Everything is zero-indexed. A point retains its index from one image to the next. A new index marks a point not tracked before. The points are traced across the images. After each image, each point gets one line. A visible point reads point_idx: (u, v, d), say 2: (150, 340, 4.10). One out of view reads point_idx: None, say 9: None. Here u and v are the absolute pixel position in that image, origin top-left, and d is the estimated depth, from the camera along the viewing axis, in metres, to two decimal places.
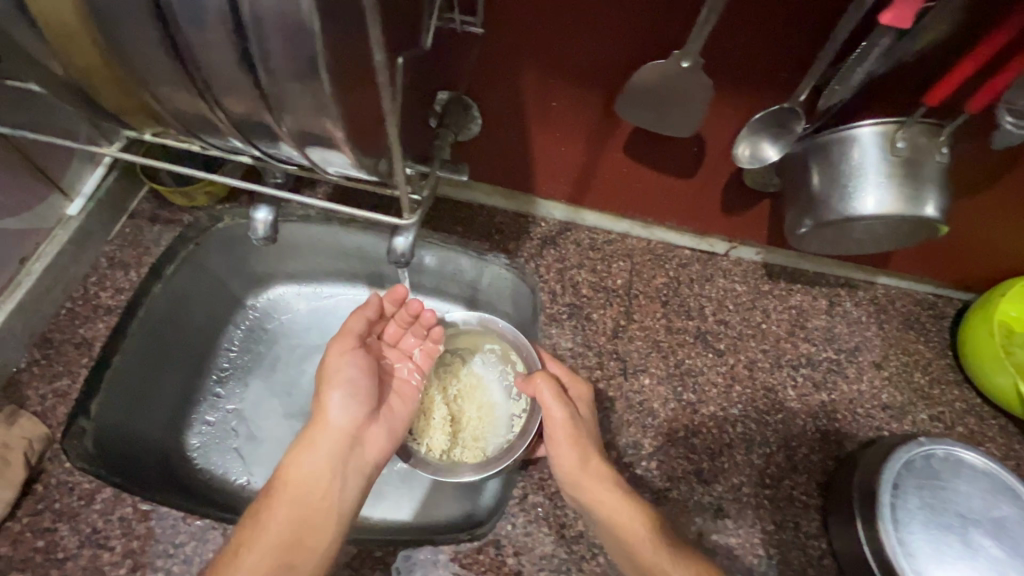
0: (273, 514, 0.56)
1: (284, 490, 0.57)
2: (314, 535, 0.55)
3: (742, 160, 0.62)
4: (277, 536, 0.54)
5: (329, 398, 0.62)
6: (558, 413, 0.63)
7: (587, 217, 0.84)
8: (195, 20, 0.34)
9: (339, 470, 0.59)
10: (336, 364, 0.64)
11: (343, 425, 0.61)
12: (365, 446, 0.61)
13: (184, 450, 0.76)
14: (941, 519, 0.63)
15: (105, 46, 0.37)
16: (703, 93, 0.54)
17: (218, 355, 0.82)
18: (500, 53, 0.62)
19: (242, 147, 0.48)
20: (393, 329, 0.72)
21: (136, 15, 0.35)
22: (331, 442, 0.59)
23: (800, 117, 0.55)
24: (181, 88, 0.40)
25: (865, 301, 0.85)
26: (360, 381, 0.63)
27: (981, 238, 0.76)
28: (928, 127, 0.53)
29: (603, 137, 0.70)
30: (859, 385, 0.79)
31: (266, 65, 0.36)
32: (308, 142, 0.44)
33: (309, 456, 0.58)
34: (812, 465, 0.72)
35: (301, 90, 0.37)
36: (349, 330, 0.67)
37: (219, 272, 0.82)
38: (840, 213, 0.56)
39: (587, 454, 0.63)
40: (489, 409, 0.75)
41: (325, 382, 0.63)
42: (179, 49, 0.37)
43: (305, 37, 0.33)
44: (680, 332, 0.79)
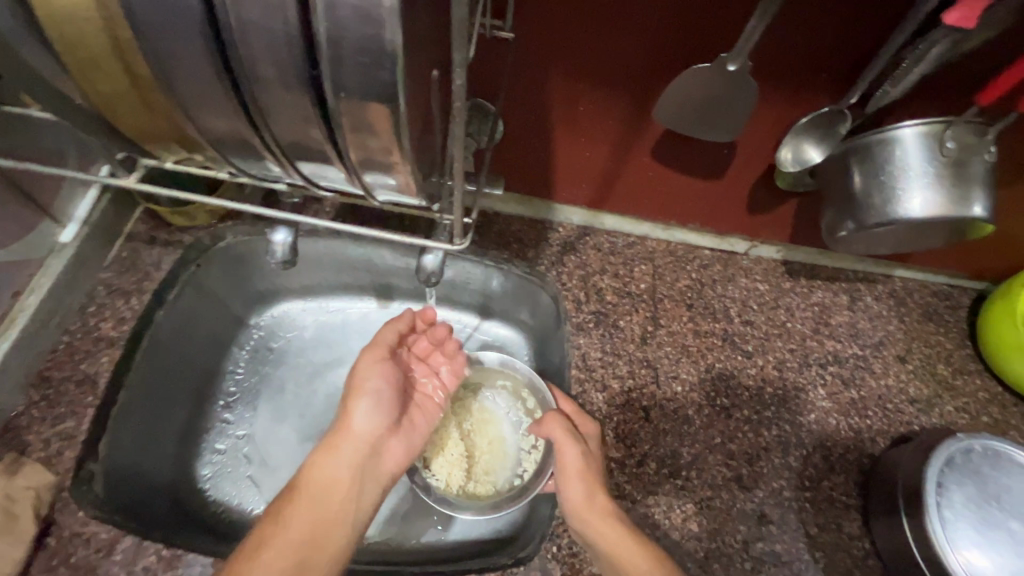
0: (290, 518, 0.55)
1: (302, 495, 0.56)
2: (329, 544, 0.54)
3: (785, 164, 0.60)
4: (294, 540, 0.53)
5: (358, 408, 0.61)
6: (572, 452, 0.61)
7: (606, 221, 0.83)
8: (254, 30, 0.29)
9: (359, 478, 0.58)
10: (366, 373, 0.63)
11: (366, 435, 0.60)
12: (383, 459, 0.61)
13: (195, 481, 0.82)
14: (986, 515, 0.60)
15: (139, 67, 0.32)
16: (749, 97, 0.52)
17: (224, 379, 0.88)
18: (527, 63, 0.59)
19: (285, 175, 0.42)
20: (423, 344, 0.70)
21: (179, 29, 0.29)
22: (352, 451, 0.59)
23: (844, 117, 0.54)
24: (223, 112, 0.34)
25: (883, 295, 0.84)
26: (386, 394, 0.63)
27: (1006, 228, 0.74)
28: (978, 124, 0.51)
29: (630, 142, 0.68)
30: (886, 380, 0.78)
31: (335, 87, 0.30)
32: (371, 169, 0.37)
33: (332, 462, 0.58)
34: (849, 465, 0.71)
35: (370, 115, 0.32)
36: (383, 340, 0.66)
37: (222, 293, 0.85)
38: (885, 217, 0.54)
39: (594, 492, 0.60)
40: (500, 443, 0.74)
41: (353, 391, 0.62)
42: (229, 67, 0.31)
43: (379, 60, 0.29)
44: (708, 335, 0.78)
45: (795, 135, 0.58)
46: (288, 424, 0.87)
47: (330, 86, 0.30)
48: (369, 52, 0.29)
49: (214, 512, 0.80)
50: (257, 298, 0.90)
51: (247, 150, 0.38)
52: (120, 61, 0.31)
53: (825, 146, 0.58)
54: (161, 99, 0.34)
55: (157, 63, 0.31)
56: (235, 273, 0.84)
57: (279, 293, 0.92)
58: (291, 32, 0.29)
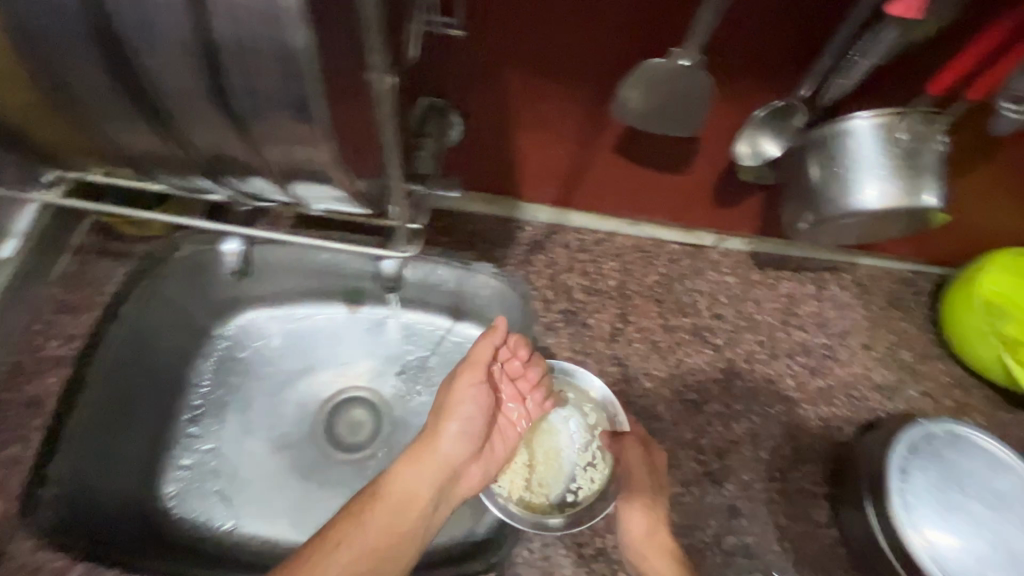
0: (371, 517, 0.58)
1: (385, 498, 0.59)
2: (395, 553, 0.57)
3: (743, 158, 0.61)
4: (371, 541, 0.57)
5: (450, 424, 0.62)
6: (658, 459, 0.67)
7: (575, 219, 0.82)
8: (147, 43, 0.31)
9: (436, 496, 0.60)
10: (464, 394, 0.64)
11: (450, 456, 0.61)
12: (460, 482, 0.62)
13: (161, 499, 0.79)
14: (947, 497, 0.61)
15: (45, 87, 0.34)
16: (705, 91, 0.51)
17: (189, 393, 0.85)
18: (482, 63, 0.58)
19: (212, 185, 0.45)
20: (518, 364, 0.67)
21: (77, 51, 0.32)
22: (436, 469, 0.61)
23: (800, 109, 0.54)
24: (136, 125, 0.37)
25: (849, 283, 0.85)
26: (478, 418, 0.63)
27: (967, 213, 0.75)
28: (927, 113, 0.51)
29: (591, 140, 0.67)
30: (852, 368, 0.79)
31: (243, 97, 0.33)
32: (297, 177, 0.39)
33: (417, 474, 0.60)
34: (817, 454, 0.71)
35: (285, 124, 0.34)
36: (480, 358, 0.64)
37: (184, 304, 0.82)
38: (842, 209, 0.54)
39: (655, 503, 0.64)
40: (557, 457, 0.68)
41: (446, 410, 0.63)
42: (126, 84, 0.33)
43: (291, 67, 0.30)
44: (677, 330, 0.78)
45: (752, 131, 0.59)
46: (258, 436, 0.85)
47: (234, 99, 0.33)
48: (274, 58, 0.30)
49: (183, 530, 0.78)
50: (219, 309, 0.87)
51: (168, 161, 0.41)
52: (25, 77, 0.34)
53: (782, 138, 0.58)
54: (72, 117, 0.37)
55: (61, 78, 0.34)
56: (194, 283, 0.82)
57: (242, 304, 0.88)
58: (185, 40, 0.30)
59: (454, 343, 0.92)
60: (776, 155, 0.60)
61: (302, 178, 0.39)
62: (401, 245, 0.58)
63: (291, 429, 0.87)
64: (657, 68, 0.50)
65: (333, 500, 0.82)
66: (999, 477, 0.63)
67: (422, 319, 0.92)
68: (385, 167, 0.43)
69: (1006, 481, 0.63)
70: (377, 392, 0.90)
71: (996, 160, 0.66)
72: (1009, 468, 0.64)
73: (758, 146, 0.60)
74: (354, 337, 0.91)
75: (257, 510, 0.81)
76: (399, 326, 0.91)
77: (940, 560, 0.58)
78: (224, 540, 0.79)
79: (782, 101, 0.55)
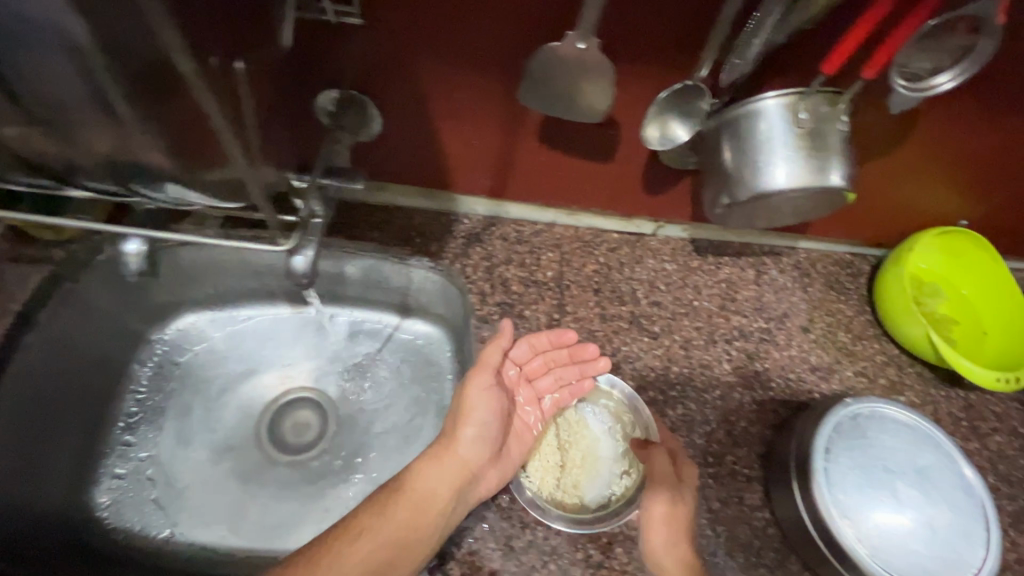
0: (393, 509, 0.58)
1: (405, 493, 0.59)
2: (413, 548, 0.57)
3: (653, 142, 0.60)
4: (391, 533, 0.57)
5: (468, 427, 0.62)
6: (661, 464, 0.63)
7: (511, 210, 0.81)
8: None
9: (455, 497, 0.60)
10: (478, 400, 0.62)
11: (470, 456, 0.61)
12: (478, 483, 0.62)
13: (94, 511, 0.77)
14: (871, 476, 0.61)
15: None
16: (605, 74, 0.52)
17: (124, 400, 0.83)
18: (390, 54, 0.57)
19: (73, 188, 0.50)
20: (535, 364, 0.70)
21: None
22: (455, 467, 0.60)
23: (703, 91, 0.54)
24: None
25: (788, 267, 0.86)
26: (491, 423, 0.63)
27: (895, 195, 0.75)
28: (828, 95, 0.52)
29: (513, 130, 0.66)
30: (789, 351, 0.79)
31: (46, 94, 0.37)
32: (129, 170, 0.43)
33: (438, 472, 0.60)
34: (751, 437, 0.71)
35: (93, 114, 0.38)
36: (489, 362, 0.64)
37: (116, 309, 0.80)
38: (752, 191, 0.54)
39: (677, 503, 0.61)
40: (594, 459, 0.67)
41: (463, 413, 0.62)
42: None
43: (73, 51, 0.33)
44: (615, 319, 0.77)
45: (660, 116, 0.58)
46: (198, 442, 0.84)
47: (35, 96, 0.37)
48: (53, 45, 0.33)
49: (117, 540, 0.77)
50: (156, 313, 0.85)
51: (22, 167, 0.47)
52: None
53: (690, 122, 0.57)
54: None
55: None
56: (128, 289, 0.80)
57: (181, 306, 0.86)
58: None
59: (403, 340, 0.90)
60: (686, 139, 0.59)
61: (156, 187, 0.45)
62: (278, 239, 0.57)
63: (233, 433, 0.85)
64: (557, 51, 0.50)
65: (279, 505, 0.80)
66: (924, 454, 0.63)
67: (366, 317, 0.90)
68: (249, 152, 0.44)
69: (930, 457, 0.63)
70: (322, 393, 0.88)
71: (912, 141, 0.66)
72: (934, 444, 0.64)
73: (668, 130, 0.59)
74: (299, 338, 0.90)
75: (195, 518, 0.79)
76: (346, 323, 0.91)
77: (861, 537, 0.59)
78: (161, 549, 0.77)
79: (681, 84, 0.55)
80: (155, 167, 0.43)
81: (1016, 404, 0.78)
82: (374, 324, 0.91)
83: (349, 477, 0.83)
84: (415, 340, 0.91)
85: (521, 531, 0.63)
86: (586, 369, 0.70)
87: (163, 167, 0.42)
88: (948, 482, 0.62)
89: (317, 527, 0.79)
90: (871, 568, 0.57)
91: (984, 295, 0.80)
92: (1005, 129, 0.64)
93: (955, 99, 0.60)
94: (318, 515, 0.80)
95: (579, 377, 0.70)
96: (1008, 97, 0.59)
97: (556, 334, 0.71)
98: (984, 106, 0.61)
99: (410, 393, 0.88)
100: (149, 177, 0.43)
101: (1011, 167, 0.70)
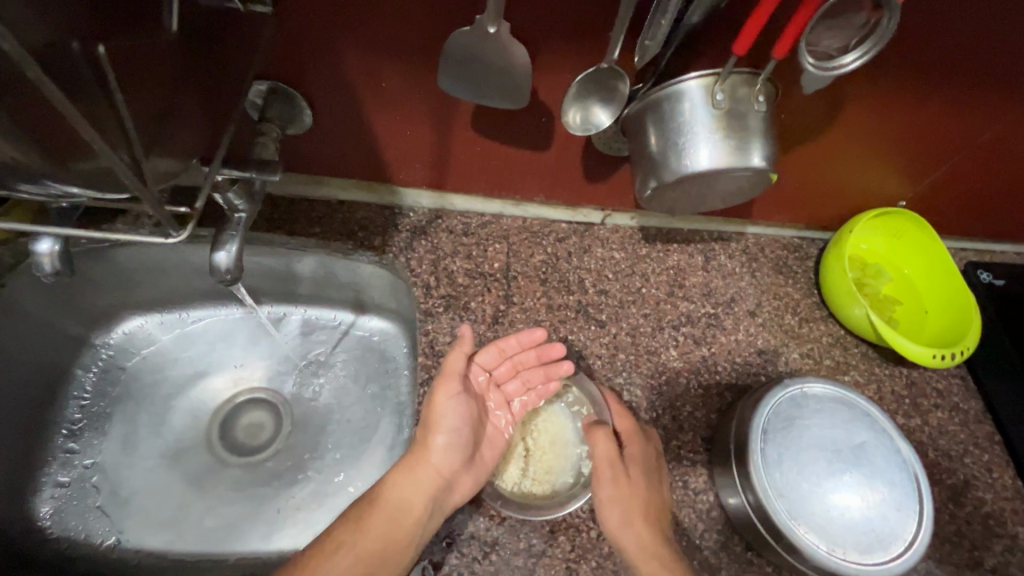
0: (370, 521, 0.60)
1: (381, 505, 0.61)
2: (392, 558, 0.58)
3: (574, 126, 0.59)
4: (369, 544, 0.58)
5: (438, 435, 0.63)
6: (602, 450, 0.63)
7: (456, 202, 0.81)
8: None
9: (431, 505, 0.60)
10: (446, 410, 0.64)
11: (443, 464, 0.62)
12: (454, 490, 0.62)
13: (34, 522, 0.74)
14: (808, 455, 0.61)
15: None
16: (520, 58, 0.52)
17: (68, 406, 0.80)
18: (311, 43, 0.57)
19: None
20: (504, 369, 0.70)
21: None
22: (427, 475, 0.61)
23: (619, 75, 0.54)
24: None
25: (737, 253, 0.86)
26: (462, 431, 0.64)
27: (834, 174, 0.77)
28: (745, 77, 0.52)
29: (446, 118, 0.66)
30: (737, 335, 0.79)
31: None
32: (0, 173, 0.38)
33: (411, 482, 0.61)
34: (696, 421, 0.72)
35: None
36: (456, 371, 0.64)
37: (51, 315, 0.77)
38: (676, 173, 0.53)
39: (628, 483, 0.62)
40: (562, 447, 0.68)
41: (432, 423, 0.64)
42: None
43: None
44: (561, 309, 0.77)
45: (582, 101, 0.58)
46: (144, 447, 0.81)
47: None
48: None
49: (58, 549, 0.74)
50: (97, 317, 0.82)
51: None
52: None
53: (611, 106, 0.58)
54: None
55: None
56: (65, 294, 0.76)
57: (124, 309, 0.83)
58: None
59: (359, 338, 0.88)
60: (608, 125, 0.59)
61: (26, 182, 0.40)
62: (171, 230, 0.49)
63: (181, 437, 0.83)
64: (466, 35, 0.50)
65: (232, 509, 0.79)
66: (860, 432, 0.64)
67: (317, 315, 0.88)
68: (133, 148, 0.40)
69: (865, 433, 0.64)
70: (275, 393, 0.87)
71: (840, 123, 0.67)
72: (870, 421, 0.65)
73: (590, 115, 0.59)
74: (249, 339, 0.88)
75: (142, 524, 0.77)
76: (299, 323, 0.88)
77: (796, 515, 0.59)
78: (106, 556, 0.75)
79: (597, 66, 0.55)
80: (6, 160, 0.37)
81: (956, 379, 0.80)
82: (328, 323, 0.88)
83: (303, 476, 0.81)
84: (372, 338, 0.88)
85: (461, 526, 0.62)
86: (551, 372, 0.69)
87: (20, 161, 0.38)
88: (883, 458, 0.63)
89: (269, 530, 0.77)
90: (805, 545, 0.58)
91: (925, 274, 0.81)
92: (925, 110, 0.65)
93: (875, 80, 0.61)
94: (271, 516, 0.78)
95: (548, 380, 0.69)
96: (925, 77, 0.61)
97: (526, 337, 0.69)
98: (904, 86, 0.62)
99: (365, 391, 0.86)
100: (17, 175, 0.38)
101: (939, 147, 0.72)
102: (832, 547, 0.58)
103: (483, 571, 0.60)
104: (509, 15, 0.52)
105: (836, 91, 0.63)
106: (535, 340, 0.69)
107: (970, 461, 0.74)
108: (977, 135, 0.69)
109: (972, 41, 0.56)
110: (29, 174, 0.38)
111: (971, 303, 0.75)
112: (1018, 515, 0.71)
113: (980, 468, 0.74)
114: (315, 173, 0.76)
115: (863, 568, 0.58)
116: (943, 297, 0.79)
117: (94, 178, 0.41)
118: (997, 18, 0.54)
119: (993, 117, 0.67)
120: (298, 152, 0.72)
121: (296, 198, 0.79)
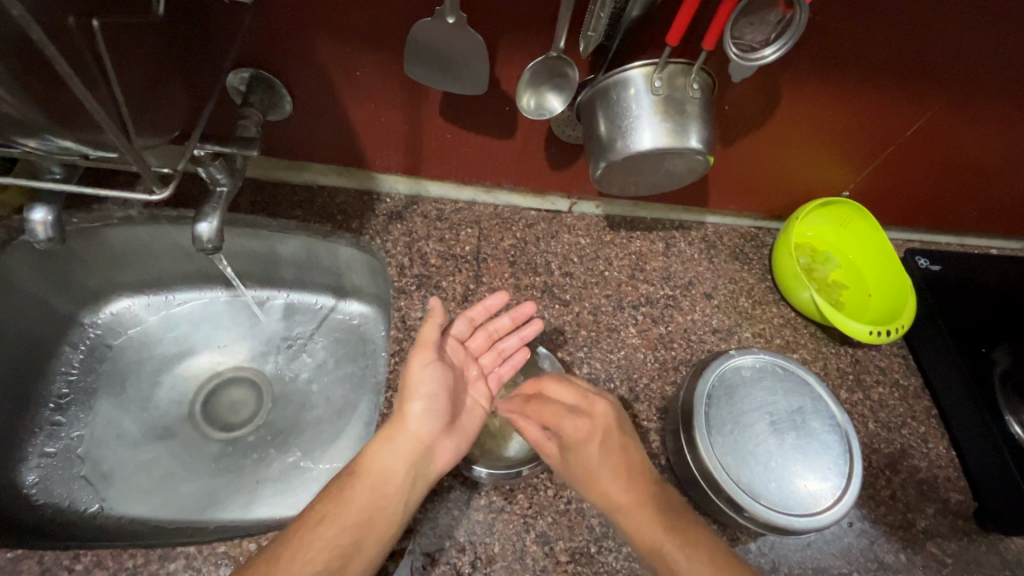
0: (352, 492, 0.59)
1: (362, 477, 0.60)
2: (378, 528, 0.57)
3: (529, 110, 0.66)
4: (349, 516, 0.57)
5: (416, 402, 0.63)
6: (533, 432, 0.65)
7: (431, 188, 0.86)
8: None
9: (414, 474, 0.61)
10: (421, 377, 0.64)
11: (423, 431, 0.63)
12: (434, 459, 0.63)
13: (20, 487, 0.74)
14: (747, 417, 0.67)
15: None
16: (478, 49, 0.60)
17: (55, 381, 0.82)
18: (291, 32, 0.63)
19: None
20: (480, 341, 0.73)
21: None
22: (408, 443, 0.62)
23: (567, 63, 0.61)
24: None
25: (697, 240, 0.91)
26: (439, 396, 0.64)
27: (776, 166, 0.83)
28: (681, 67, 0.58)
29: (417, 103, 0.71)
30: (693, 315, 0.84)
31: None
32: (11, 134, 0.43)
33: (391, 452, 0.61)
34: (652, 394, 0.76)
35: None
36: (429, 339, 0.64)
37: (39, 292, 0.79)
38: (624, 153, 0.58)
39: (591, 436, 0.65)
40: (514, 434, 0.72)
41: (408, 391, 0.64)
42: None
43: None
44: (528, 289, 0.82)
45: (536, 87, 0.65)
46: (130, 422, 0.84)
47: None
48: None
49: (45, 516, 0.73)
50: (84, 296, 0.84)
51: None
52: None
53: (563, 94, 0.65)
54: None
55: None
56: (55, 270, 0.79)
57: (113, 290, 0.86)
58: None
59: (339, 320, 0.92)
60: (557, 112, 0.66)
61: (26, 137, 0.44)
62: (154, 189, 0.53)
63: (165, 413, 0.85)
64: (429, 28, 0.58)
65: (212, 480, 0.81)
66: (800, 398, 0.69)
67: (301, 298, 0.92)
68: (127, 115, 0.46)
69: (803, 398, 0.70)
70: (256, 370, 0.91)
71: (778, 115, 0.73)
72: (810, 391, 0.71)
73: (544, 102, 0.66)
74: (233, 320, 0.92)
75: (128, 492, 0.77)
76: (281, 306, 0.92)
77: (734, 472, 0.64)
78: (89, 522, 0.74)
79: (547, 58, 0.62)
80: (22, 128, 0.42)
81: (897, 357, 0.86)
82: (310, 305, 0.92)
83: (280, 450, 0.84)
84: (351, 321, 0.92)
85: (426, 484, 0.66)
86: (524, 335, 0.73)
87: (32, 125, 0.43)
88: (820, 421, 0.68)
89: (249, 499, 0.79)
90: (742, 498, 0.62)
91: (868, 258, 0.87)
92: (855, 102, 0.71)
93: (803, 76, 0.67)
94: (251, 486, 0.80)
95: (519, 347, 0.74)
96: (849, 71, 0.67)
97: (492, 302, 0.71)
98: (831, 80, 0.68)
99: (344, 371, 0.90)
100: (24, 134, 0.43)
101: (873, 137, 0.78)
102: (772, 504, 0.62)
103: (446, 523, 0.64)
104: (468, 14, 0.59)
105: (769, 86, 0.69)
106: (502, 304, 0.71)
107: (907, 432, 0.79)
108: (908, 125, 0.75)
109: (883, 40, 0.62)
110: (33, 131, 0.43)
111: (907, 284, 0.81)
112: (950, 481, 0.76)
113: (917, 439, 0.79)
114: (297, 159, 0.82)
115: (796, 521, 0.62)
116: (885, 279, 0.85)
117: (87, 137, 0.46)
118: (902, 21, 0.60)
119: (919, 109, 0.73)
120: (282, 139, 0.78)
121: (278, 184, 0.84)
